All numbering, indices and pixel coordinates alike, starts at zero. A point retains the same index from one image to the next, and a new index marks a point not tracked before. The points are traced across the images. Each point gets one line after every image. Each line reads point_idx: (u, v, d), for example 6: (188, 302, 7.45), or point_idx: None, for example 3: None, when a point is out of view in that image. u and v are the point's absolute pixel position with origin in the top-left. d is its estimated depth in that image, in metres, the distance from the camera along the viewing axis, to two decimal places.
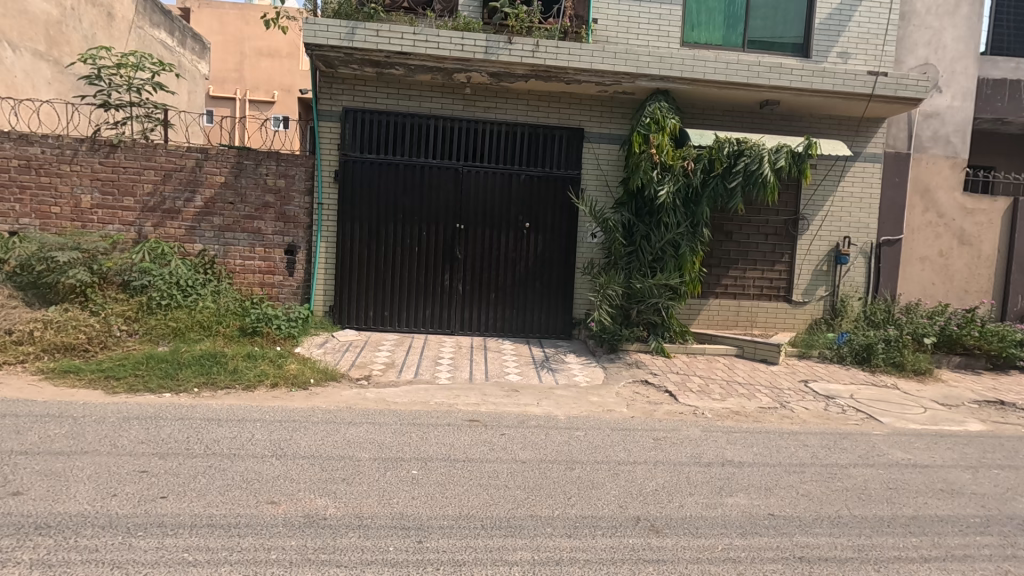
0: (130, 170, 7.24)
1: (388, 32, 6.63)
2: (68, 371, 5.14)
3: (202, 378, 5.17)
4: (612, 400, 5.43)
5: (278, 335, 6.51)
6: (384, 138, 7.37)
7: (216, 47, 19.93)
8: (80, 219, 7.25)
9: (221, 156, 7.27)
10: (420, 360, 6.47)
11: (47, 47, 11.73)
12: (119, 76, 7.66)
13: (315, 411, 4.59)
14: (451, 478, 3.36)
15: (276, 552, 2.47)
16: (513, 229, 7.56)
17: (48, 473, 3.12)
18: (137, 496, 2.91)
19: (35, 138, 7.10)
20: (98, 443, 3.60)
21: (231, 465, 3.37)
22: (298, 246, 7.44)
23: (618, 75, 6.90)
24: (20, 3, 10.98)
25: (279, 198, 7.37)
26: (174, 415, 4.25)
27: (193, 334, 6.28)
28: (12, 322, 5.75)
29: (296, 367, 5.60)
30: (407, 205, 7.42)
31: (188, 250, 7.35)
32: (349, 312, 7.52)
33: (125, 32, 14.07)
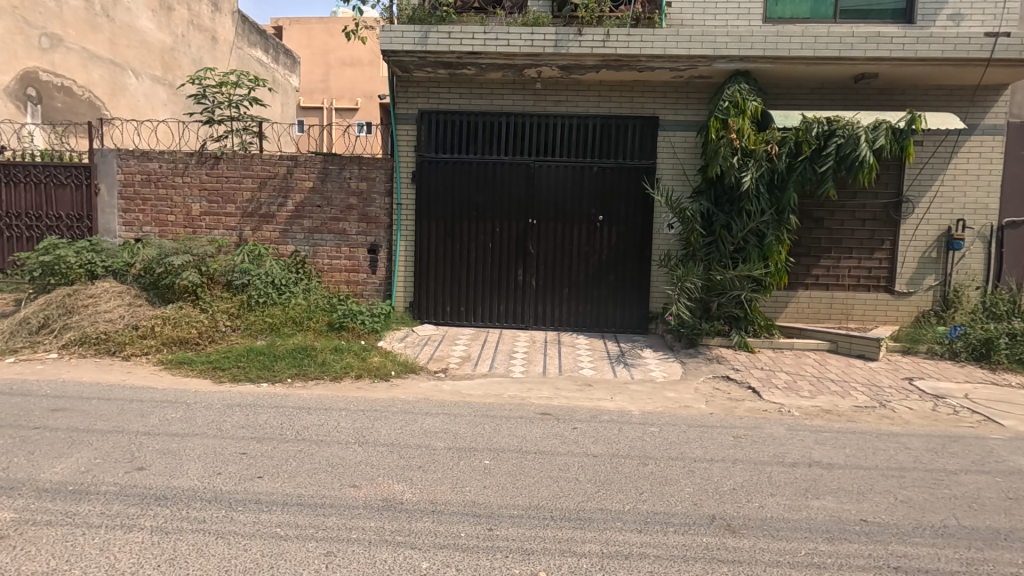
0: (231, 179, 7.92)
1: (459, 33, 6.80)
2: (183, 363, 5.74)
3: (295, 369, 5.60)
4: (689, 396, 5.26)
5: (362, 329, 6.94)
6: (458, 138, 7.56)
7: (305, 61, 21.29)
8: (191, 225, 8.04)
9: (309, 162, 7.77)
10: (495, 353, 6.59)
11: (163, 72, 13.39)
12: (221, 94, 8.37)
13: (394, 401, 4.83)
14: (522, 469, 3.42)
15: (357, 531, 2.63)
16: (585, 222, 7.49)
17: (165, 452, 3.52)
18: (238, 475, 3.21)
19: (153, 154, 7.97)
20: (206, 427, 4.01)
21: (319, 450, 3.62)
22: (379, 245, 7.81)
23: (693, 59, 6.63)
24: (139, 35, 12.64)
25: (362, 199, 7.76)
26: (270, 403, 4.64)
27: (287, 329, 6.79)
28: (137, 318, 6.48)
29: (378, 360, 5.91)
30: (481, 202, 7.56)
31: (282, 251, 7.94)
32: (428, 307, 7.80)
33: (227, 54, 15.58)
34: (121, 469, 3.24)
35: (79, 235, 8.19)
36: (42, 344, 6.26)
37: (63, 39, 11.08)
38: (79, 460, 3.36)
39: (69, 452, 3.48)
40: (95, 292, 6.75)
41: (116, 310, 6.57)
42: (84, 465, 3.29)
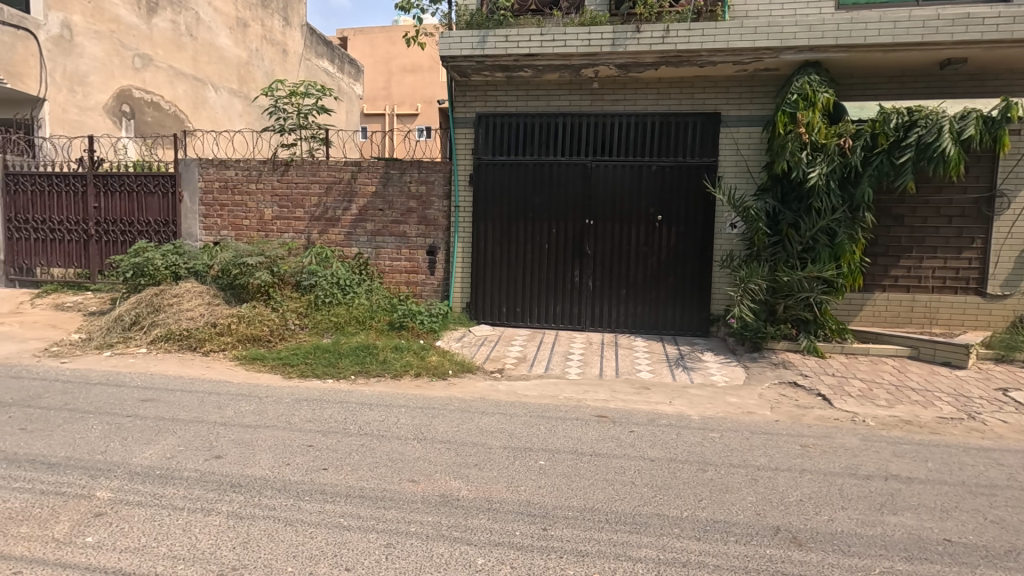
0: (300, 185, 8.34)
1: (516, 36, 6.86)
2: (256, 358, 6.11)
3: (358, 367, 5.82)
4: (753, 402, 5.06)
5: (421, 329, 7.14)
6: (515, 139, 7.61)
7: (368, 70, 22.07)
8: (264, 229, 8.53)
9: (372, 167, 8.06)
10: (551, 355, 6.60)
11: (239, 85, 14.48)
12: (291, 104, 8.81)
13: (452, 400, 4.92)
14: (578, 470, 3.40)
15: (415, 525, 2.71)
16: (644, 222, 7.36)
17: (240, 442, 3.75)
18: (305, 466, 3.38)
19: (230, 163, 8.51)
20: (276, 419, 4.24)
21: (380, 445, 3.75)
22: (438, 247, 7.99)
23: (759, 51, 6.37)
24: (219, 51, 13.79)
25: (421, 203, 7.97)
26: (335, 398, 4.85)
27: (351, 328, 7.08)
28: (216, 316, 6.94)
29: (436, 359, 6.06)
30: (537, 203, 7.58)
31: (346, 253, 8.27)
32: (485, 308, 7.90)
33: (297, 65, 16.65)
34: (200, 456, 3.49)
35: (164, 239, 8.85)
36: (133, 339, 6.81)
37: (152, 59, 12.02)
38: (165, 447, 3.64)
39: (157, 439, 3.78)
40: (179, 292, 7.29)
41: (197, 309, 7.06)
42: (169, 451, 3.56)
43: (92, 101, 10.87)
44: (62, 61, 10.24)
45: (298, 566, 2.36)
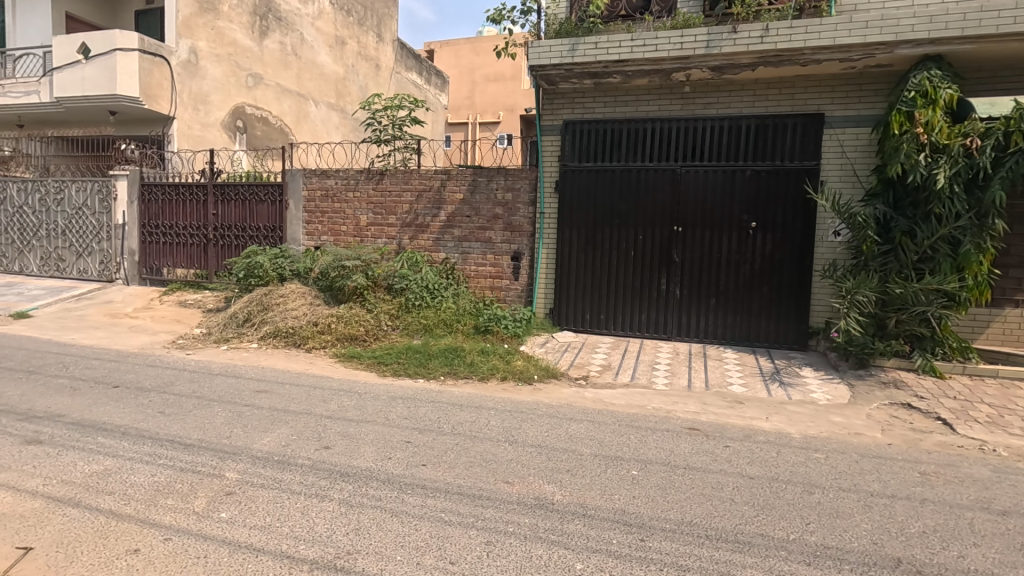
0: (393, 193, 8.77)
1: (606, 42, 6.86)
2: (353, 356, 6.49)
3: (447, 368, 6.03)
4: (861, 423, 4.71)
5: (505, 333, 7.27)
6: (601, 146, 7.59)
7: (454, 80, 22.80)
8: (359, 235, 9.05)
9: (460, 175, 8.33)
10: (637, 364, 6.48)
11: (336, 99, 15.46)
12: (387, 117, 9.31)
13: (539, 404, 4.98)
14: (672, 483, 3.33)
15: (513, 525, 2.77)
16: (736, 229, 7.08)
17: (345, 434, 4.01)
18: (406, 461, 3.55)
19: (331, 172, 9.12)
20: (375, 415, 4.49)
21: (474, 445, 3.87)
22: (522, 253, 8.11)
23: (869, 47, 5.96)
24: (319, 69, 14.79)
25: (507, 209, 8.13)
26: (427, 398, 5.05)
27: (439, 330, 7.35)
28: (317, 315, 7.43)
29: (522, 364, 6.15)
30: (623, 210, 7.50)
31: (434, 258, 8.58)
32: (568, 314, 7.90)
33: (388, 79, 17.54)
34: (311, 446, 3.76)
35: (272, 243, 9.62)
36: (245, 334, 7.45)
37: (263, 78, 13.12)
38: (281, 435, 3.96)
39: (272, 428, 4.11)
40: (285, 293, 7.89)
41: (301, 308, 7.60)
42: (284, 439, 3.87)
43: (212, 118, 12.02)
44: (189, 82, 11.43)
45: (406, 555, 2.49)
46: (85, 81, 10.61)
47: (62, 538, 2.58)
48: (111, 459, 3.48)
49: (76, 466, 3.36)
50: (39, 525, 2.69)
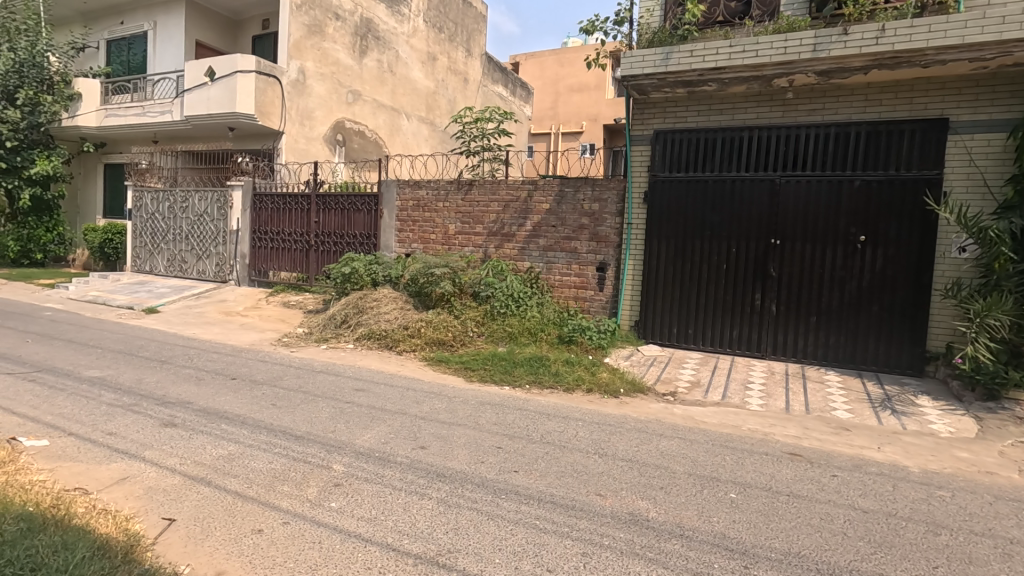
0: (481, 203, 9.01)
1: (702, 50, 6.66)
2: (441, 361, 6.71)
3: (532, 376, 6.07)
4: (992, 460, 4.23)
5: (589, 344, 7.25)
6: (694, 155, 7.38)
7: (538, 91, 23.07)
8: (447, 243, 9.37)
9: (547, 186, 8.42)
10: (728, 382, 6.20)
11: (426, 112, 16.13)
12: (477, 129, 9.61)
13: (627, 418, 4.90)
14: (775, 510, 3.17)
15: (608, 539, 2.75)
16: (842, 243, 6.63)
17: (438, 436, 4.16)
18: (498, 466, 3.63)
19: (423, 183, 9.53)
20: (465, 418, 4.62)
21: (563, 455, 3.87)
22: (608, 263, 8.04)
23: (1005, 45, 5.40)
24: (412, 84, 15.50)
25: (594, 220, 8.11)
26: (514, 405, 5.12)
27: (524, 339, 7.42)
28: (408, 320, 7.74)
29: (607, 376, 6.07)
30: (716, 221, 7.23)
31: (519, 267, 8.69)
32: (654, 327, 7.69)
33: (475, 92, 18.09)
34: (408, 445, 3.93)
35: (367, 249, 10.17)
36: (343, 335, 7.91)
37: (362, 94, 13.97)
38: (379, 433, 4.17)
39: (372, 425, 4.34)
40: (378, 297, 8.29)
41: (393, 313, 7.96)
42: (383, 436, 4.08)
43: (316, 132, 12.93)
44: (296, 100, 12.38)
45: (504, 559, 2.55)
46: (210, 101, 11.78)
47: (198, 514, 2.87)
48: (234, 444, 3.82)
49: (206, 448, 3.73)
50: (178, 500, 3.01)
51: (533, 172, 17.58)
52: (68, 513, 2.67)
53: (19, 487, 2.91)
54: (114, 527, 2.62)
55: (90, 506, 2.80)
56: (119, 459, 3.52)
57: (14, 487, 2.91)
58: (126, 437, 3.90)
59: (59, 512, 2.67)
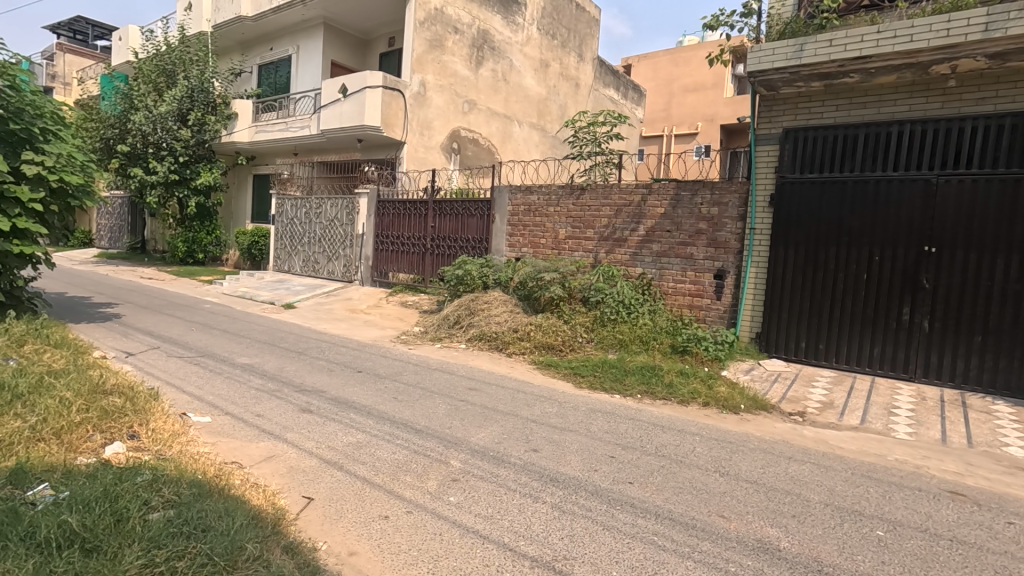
0: (593, 208, 8.92)
1: (843, 38, 6.06)
2: (551, 365, 6.73)
3: (644, 386, 5.88)
4: None
5: (705, 355, 6.88)
6: (830, 154, 6.73)
7: (650, 93, 22.44)
8: (557, 248, 9.39)
9: (663, 190, 8.15)
10: (868, 405, 5.56)
11: (538, 118, 16.34)
12: (589, 133, 9.54)
13: (750, 437, 4.57)
14: (934, 555, 2.78)
15: (734, 565, 2.57)
16: (1016, 252, 5.70)
17: (551, 440, 4.16)
18: (612, 475, 3.55)
19: (535, 189, 9.65)
20: (576, 425, 4.58)
21: (681, 470, 3.70)
22: (727, 271, 7.60)
23: None
24: (525, 91, 15.80)
25: (712, 224, 7.71)
26: (625, 414, 4.98)
27: (635, 346, 7.23)
28: (517, 323, 7.86)
29: (726, 391, 5.71)
30: (856, 225, 6.54)
31: (630, 273, 8.48)
32: (779, 340, 7.10)
33: (586, 96, 18.02)
34: (521, 446, 3.97)
35: (479, 253, 10.48)
36: (455, 335, 8.21)
37: (477, 103, 14.49)
38: (493, 432, 4.26)
39: (485, 424, 4.45)
40: (489, 300, 8.50)
41: (503, 315, 8.13)
42: (497, 436, 4.16)
43: (434, 141, 13.60)
44: (417, 111, 13.11)
45: (622, 573, 2.47)
46: (343, 116, 12.83)
47: (333, 495, 3.11)
48: (362, 433, 4.11)
49: (338, 435, 4.04)
50: (315, 480, 3.28)
51: (646, 176, 17.98)
52: (229, 483, 3.02)
53: (190, 456, 3.34)
54: (264, 500, 2.91)
55: (245, 479, 3.14)
56: (266, 438, 3.93)
57: (187, 456, 3.35)
58: (272, 419, 4.33)
59: (221, 481, 3.03)
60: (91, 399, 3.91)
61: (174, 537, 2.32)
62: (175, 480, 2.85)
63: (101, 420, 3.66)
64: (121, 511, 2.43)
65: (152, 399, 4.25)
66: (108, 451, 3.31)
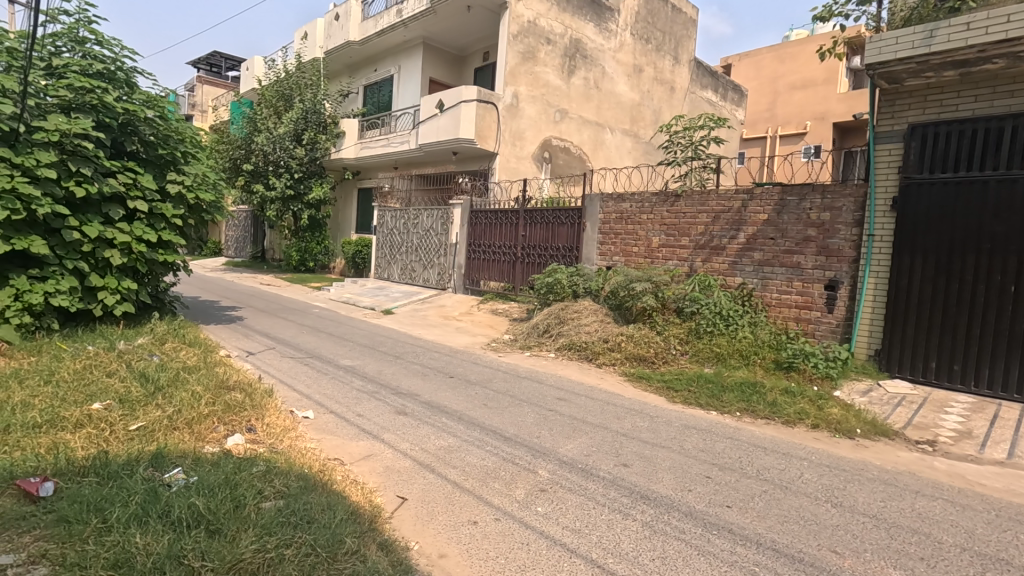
0: (688, 215, 8.58)
1: (984, 20, 5.39)
2: (642, 378, 6.52)
3: (744, 404, 5.52)
4: None
5: (814, 373, 6.35)
6: (968, 151, 5.96)
7: (752, 93, 21.26)
8: (650, 256, 9.12)
9: (766, 195, 7.67)
10: (1016, 437, 4.83)
11: (630, 124, 16.05)
12: (685, 137, 9.20)
13: (868, 465, 4.14)
14: None
15: None
16: None
17: (642, 455, 4.03)
18: (708, 497, 3.36)
19: (627, 196, 9.47)
20: (669, 441, 4.40)
21: (786, 497, 3.42)
22: (840, 281, 6.99)
23: None
24: (617, 97, 15.59)
25: (822, 231, 7.13)
26: (723, 433, 4.71)
27: (733, 361, 6.82)
28: (607, 333, 7.72)
29: (839, 413, 5.22)
30: (1001, 231, 5.71)
31: (729, 283, 8.05)
32: (904, 358, 6.34)
33: (682, 99, 17.44)
34: (611, 460, 3.88)
35: (569, 262, 10.44)
36: (545, 344, 8.22)
37: (568, 112, 14.52)
38: (582, 444, 4.20)
39: (574, 436, 4.40)
40: (579, 309, 8.42)
41: (593, 325, 8.01)
42: (586, 448, 4.09)
43: (525, 151, 13.78)
44: (510, 122, 13.37)
45: None
46: (439, 130, 13.37)
47: (424, 497, 3.22)
48: (453, 437, 4.21)
49: (430, 438, 4.18)
50: (409, 481, 3.41)
51: (747, 181, 17.03)
52: (332, 479, 3.21)
53: (299, 450, 3.61)
54: (362, 497, 3.07)
55: (346, 476, 3.33)
56: (365, 438, 4.14)
57: (296, 451, 3.62)
58: (370, 419, 4.58)
59: (325, 476, 3.24)
60: (217, 393, 4.35)
61: (283, 526, 2.50)
62: (285, 472, 3.09)
63: (225, 413, 4.06)
64: (240, 498, 2.67)
65: (267, 396, 4.65)
66: (230, 442, 3.66)
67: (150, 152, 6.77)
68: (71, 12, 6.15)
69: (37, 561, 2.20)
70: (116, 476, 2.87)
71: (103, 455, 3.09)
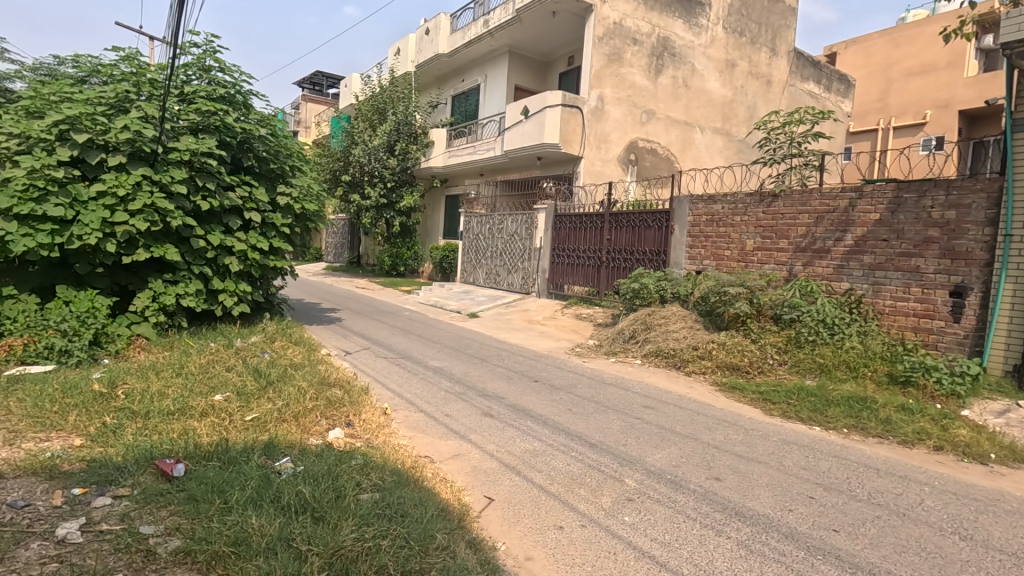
0: (788, 216, 8.06)
1: None
2: (735, 389, 6.19)
3: (852, 420, 5.08)
4: None
5: (936, 390, 5.72)
6: None
7: (861, 82, 19.61)
8: (744, 260, 8.66)
9: (878, 193, 7.04)
10: None
11: (722, 122, 15.36)
12: (784, 134, 8.65)
13: (1004, 495, 3.66)
14: None
15: None
16: None
17: (736, 470, 3.82)
18: (812, 519, 3.12)
19: (719, 198, 9.08)
20: (766, 456, 4.14)
21: (903, 525, 3.11)
22: (969, 287, 6.25)
23: None
24: (708, 95, 14.98)
25: (946, 231, 6.42)
26: (827, 450, 4.36)
27: (839, 373, 6.30)
28: (697, 340, 7.42)
29: (967, 435, 4.66)
30: None
31: (834, 289, 7.46)
32: None
33: (780, 93, 16.42)
34: (701, 473, 3.72)
35: (656, 266, 10.15)
36: (631, 350, 8.04)
37: (655, 112, 14.16)
38: (671, 455, 4.06)
39: (662, 445, 4.27)
40: (666, 315, 8.15)
41: (682, 332, 7.72)
42: (674, 459, 3.95)
43: (610, 153, 13.58)
44: (595, 125, 13.26)
45: None
46: (524, 136, 13.53)
47: (510, 498, 3.26)
48: (538, 441, 4.23)
49: (515, 441, 4.22)
50: (496, 482, 3.47)
51: (855, 178, 15.68)
52: (423, 475, 3.35)
53: (393, 446, 3.79)
54: (451, 495, 3.17)
55: (436, 473, 3.46)
56: (452, 437, 4.27)
57: (390, 447, 3.81)
58: (458, 420, 4.71)
59: (417, 472, 3.38)
60: (319, 389, 4.67)
61: (379, 517, 2.64)
62: (380, 467, 3.26)
63: (327, 408, 4.35)
64: (341, 488, 2.85)
65: (364, 393, 4.93)
66: (331, 435, 3.92)
67: (264, 167, 7.42)
68: (200, 44, 6.88)
69: (173, 533, 2.48)
70: (235, 461, 3.17)
71: (224, 442, 3.42)
